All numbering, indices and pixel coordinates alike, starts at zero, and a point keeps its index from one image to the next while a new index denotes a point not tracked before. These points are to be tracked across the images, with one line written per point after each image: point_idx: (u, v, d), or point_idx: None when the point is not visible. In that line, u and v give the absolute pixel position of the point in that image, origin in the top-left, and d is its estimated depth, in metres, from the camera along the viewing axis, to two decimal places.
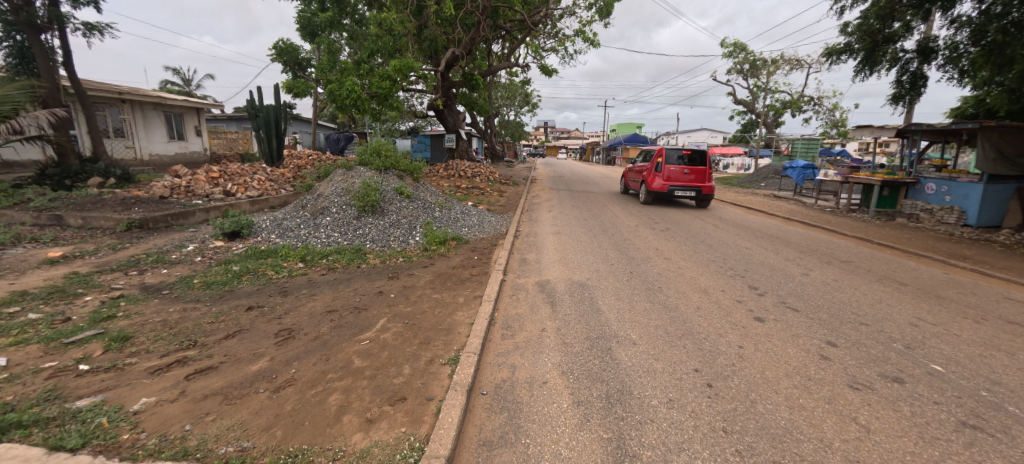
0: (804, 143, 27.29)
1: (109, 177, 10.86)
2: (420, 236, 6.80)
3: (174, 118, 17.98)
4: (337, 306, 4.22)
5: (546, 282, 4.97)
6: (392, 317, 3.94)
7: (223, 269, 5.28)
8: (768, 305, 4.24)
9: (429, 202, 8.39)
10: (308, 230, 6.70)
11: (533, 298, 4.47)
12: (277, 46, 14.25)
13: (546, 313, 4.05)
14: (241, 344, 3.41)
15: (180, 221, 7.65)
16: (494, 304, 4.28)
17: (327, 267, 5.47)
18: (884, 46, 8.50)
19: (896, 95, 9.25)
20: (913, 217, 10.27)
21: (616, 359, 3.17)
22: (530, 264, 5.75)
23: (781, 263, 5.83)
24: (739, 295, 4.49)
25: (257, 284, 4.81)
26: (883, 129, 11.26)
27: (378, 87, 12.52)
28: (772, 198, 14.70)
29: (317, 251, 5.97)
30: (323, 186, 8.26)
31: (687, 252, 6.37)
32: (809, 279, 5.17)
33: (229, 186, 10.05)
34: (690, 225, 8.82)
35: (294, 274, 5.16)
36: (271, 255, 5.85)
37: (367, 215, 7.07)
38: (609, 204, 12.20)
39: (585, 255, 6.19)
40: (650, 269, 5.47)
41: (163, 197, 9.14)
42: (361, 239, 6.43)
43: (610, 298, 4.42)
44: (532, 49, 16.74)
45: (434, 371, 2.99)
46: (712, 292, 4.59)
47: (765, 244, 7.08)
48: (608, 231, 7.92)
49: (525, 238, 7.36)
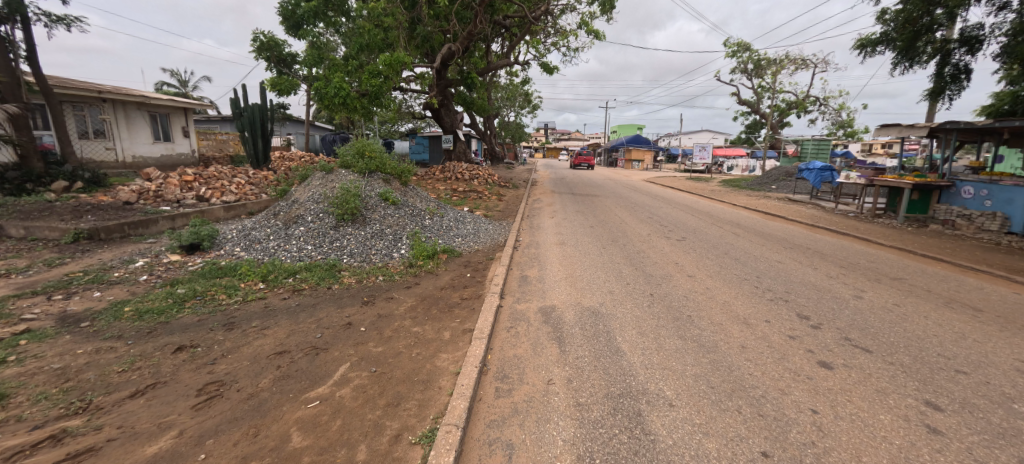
0: (814, 144, 26.44)
1: (76, 181, 10.00)
2: (406, 248, 5.96)
3: (160, 118, 17.13)
4: (291, 344, 3.37)
5: (551, 309, 4.13)
6: (357, 362, 3.09)
7: (165, 292, 4.42)
8: (830, 343, 3.39)
9: (418, 209, 7.55)
10: (278, 242, 5.87)
11: (536, 332, 3.62)
12: (259, 40, 13.38)
13: (553, 356, 3.20)
14: (148, 409, 2.56)
15: (139, 231, 6.83)
16: (489, 341, 3.44)
17: (291, 289, 4.61)
18: (924, 36, 7.64)
19: (936, 89, 8.43)
20: (948, 224, 9.38)
21: (651, 434, 2.31)
22: (531, 284, 4.89)
23: (826, 283, 4.96)
24: (790, 329, 3.64)
25: (201, 314, 3.95)
26: (912, 128, 10.39)
27: (367, 84, 11.67)
28: (788, 202, 13.86)
29: (283, 267, 5.14)
30: (298, 192, 7.42)
31: (712, 268, 5.49)
32: (865, 304, 4.31)
33: (204, 190, 9.23)
34: (707, 232, 8.04)
35: (249, 299, 4.31)
36: (228, 273, 4.99)
37: (346, 225, 6.23)
38: (615, 209, 11.34)
39: (596, 272, 5.32)
40: (673, 291, 4.62)
41: (128, 202, 8.34)
42: (337, 253, 5.61)
43: (631, 334, 3.57)
44: (532, 45, 15.91)
45: (398, 457, 2.14)
46: (754, 323, 3.75)
47: (797, 258, 6.22)
48: (618, 242, 7.06)
49: (525, 250, 6.54)
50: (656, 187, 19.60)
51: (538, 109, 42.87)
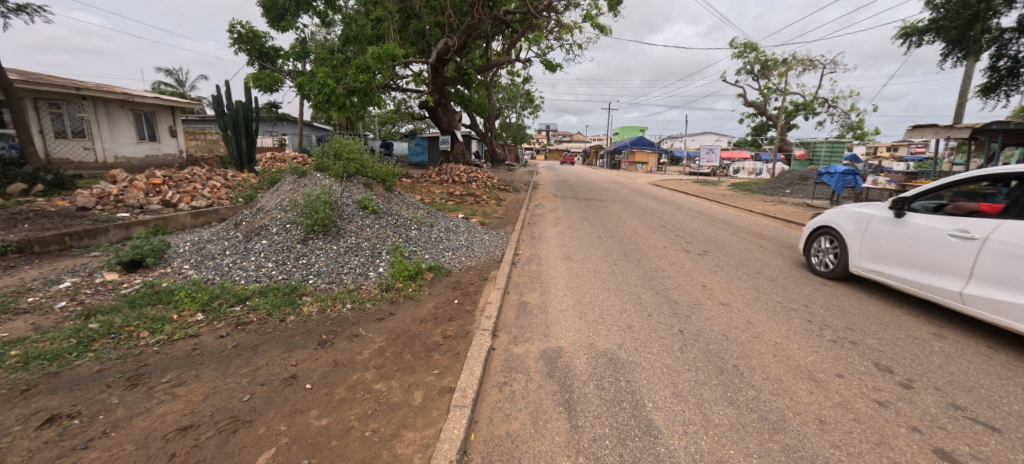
0: (828, 147, 25.27)
1: (36, 183, 9.16)
2: (384, 266, 5.06)
3: (145, 116, 16.27)
4: (203, 414, 2.48)
5: (556, 355, 3.23)
6: (285, 447, 2.19)
7: (73, 327, 3.53)
8: (938, 416, 2.49)
9: (403, 218, 6.64)
10: (234, 258, 5.00)
11: (537, 393, 2.72)
12: (239, 33, 12.49)
13: (561, 436, 2.31)
14: None
15: (84, 243, 5.96)
16: (474, 410, 2.55)
17: (232, 323, 3.70)
18: (981, 23, 6.72)
19: (989, 83, 7.58)
20: None
21: None
22: (531, 316, 3.99)
23: (891, 316, 4.05)
24: (875, 390, 2.75)
25: (105, 362, 3.07)
26: (950, 128, 9.43)
27: (353, 79, 10.76)
28: (808, 208, 12.95)
29: (233, 291, 4.26)
30: (266, 198, 6.55)
31: (748, 294, 4.57)
32: (954, 348, 3.41)
33: (172, 195, 8.38)
34: (730, 245, 7.18)
35: (175, 338, 3.41)
36: (163, 300, 4.11)
37: (316, 238, 5.35)
38: (624, 215, 10.45)
39: (609, 298, 4.41)
40: (708, 327, 3.71)
41: (84, 208, 7.50)
42: (302, 273, 4.73)
43: (664, 397, 2.67)
44: (533, 41, 15.04)
45: None
46: (824, 380, 2.85)
47: (843, 279, 5.30)
48: (632, 257, 6.17)
49: (525, 267, 5.65)
50: (663, 190, 18.69)
51: (539, 109, 42.12)
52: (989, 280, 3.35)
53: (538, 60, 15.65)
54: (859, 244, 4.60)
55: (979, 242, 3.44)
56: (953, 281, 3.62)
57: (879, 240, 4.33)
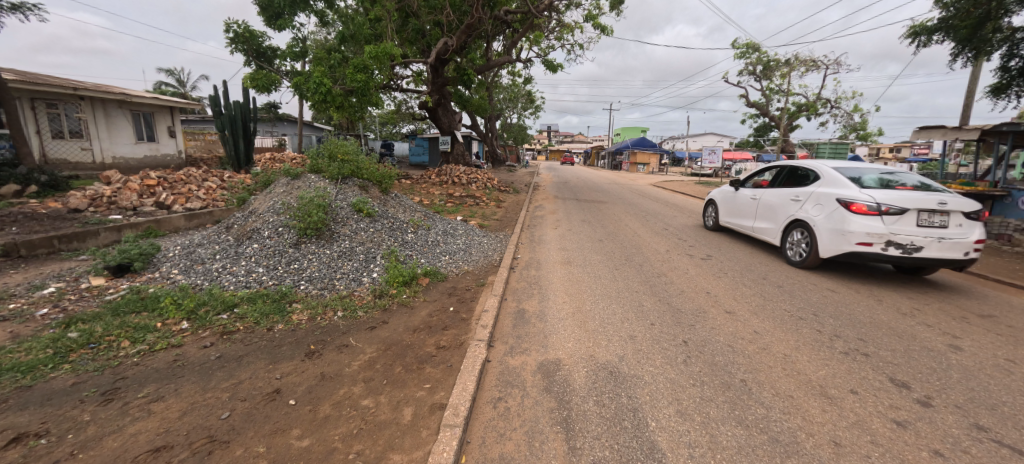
0: (832, 148, 25.05)
1: (30, 184, 9.04)
2: (379, 271, 4.92)
3: (143, 116, 16.16)
4: (178, 433, 2.34)
5: (555, 367, 3.08)
6: None
7: (51, 336, 3.39)
8: (960, 438, 2.33)
9: (399, 221, 6.51)
10: (224, 263, 4.86)
11: (533, 411, 2.56)
12: (236, 32, 12.36)
13: (558, 459, 2.16)
14: None
15: (72, 246, 5.83)
16: (466, 429, 2.40)
17: (218, 332, 3.56)
18: (993, 22, 6.55)
19: (999, 84, 7.40)
20: (1003, 239, 8.25)
21: None
22: (528, 325, 3.84)
23: (904, 326, 3.89)
24: (892, 408, 2.59)
25: (81, 374, 2.93)
26: (959, 129, 9.22)
27: (351, 79, 10.61)
28: None
29: (221, 297, 4.12)
30: (259, 200, 6.42)
31: (754, 301, 4.41)
32: (972, 361, 3.25)
33: (166, 196, 8.25)
34: (734, 248, 7.02)
35: (157, 348, 3.27)
36: (148, 307, 3.97)
37: (308, 242, 5.21)
38: (625, 218, 10.30)
39: (609, 306, 4.26)
40: (713, 337, 3.55)
41: (76, 210, 7.38)
42: (294, 278, 4.59)
43: (667, 415, 2.51)
44: (533, 40, 14.88)
45: None
46: (837, 397, 2.70)
47: (852, 285, 5.14)
48: (633, 261, 6.01)
49: (523, 272, 5.50)
50: (665, 191, 18.55)
51: (540, 110, 42.01)
52: (763, 217, 6.61)
53: (539, 61, 15.55)
54: (725, 208, 7.99)
55: (802, 203, 5.79)
56: (753, 220, 6.98)
57: (730, 204, 7.72)
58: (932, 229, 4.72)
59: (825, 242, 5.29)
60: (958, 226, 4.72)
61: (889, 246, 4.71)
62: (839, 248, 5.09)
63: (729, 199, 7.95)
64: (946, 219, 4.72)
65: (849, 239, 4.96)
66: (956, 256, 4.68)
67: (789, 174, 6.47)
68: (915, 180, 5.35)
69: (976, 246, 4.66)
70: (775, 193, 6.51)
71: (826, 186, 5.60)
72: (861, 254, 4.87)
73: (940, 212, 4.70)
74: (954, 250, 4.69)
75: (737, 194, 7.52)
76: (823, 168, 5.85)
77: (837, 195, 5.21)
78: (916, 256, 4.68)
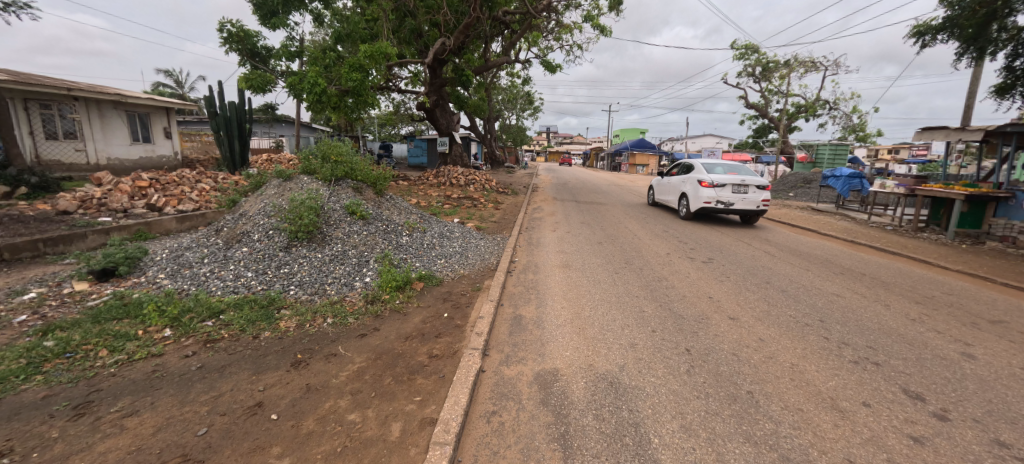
0: (832, 150, 24.95)
1: (19, 185, 8.88)
2: (371, 276, 4.78)
3: (139, 117, 16.01)
4: (151, 452, 2.19)
5: (552, 378, 2.94)
6: None
7: (26, 345, 3.24)
8: (982, 456, 2.19)
9: (394, 223, 6.37)
10: (212, 267, 4.72)
11: (529, 426, 2.42)
12: (229, 31, 12.19)
13: None
14: None
15: (58, 249, 5.69)
16: (458, 446, 2.26)
17: (201, 340, 3.41)
18: (999, 20, 6.43)
19: (1004, 84, 7.29)
20: (1008, 240, 8.20)
21: None
22: (525, 332, 3.69)
23: (914, 333, 3.76)
24: (907, 423, 2.46)
25: (53, 386, 2.78)
26: (962, 130, 9.11)
27: (346, 78, 10.46)
28: (812, 212, 12.66)
29: (207, 303, 3.97)
30: (250, 203, 6.28)
31: (758, 307, 4.28)
32: (987, 371, 3.11)
33: (157, 198, 8.10)
34: (735, 251, 6.89)
35: (136, 357, 3.12)
36: (130, 313, 3.82)
37: (300, 245, 5.07)
38: (624, 219, 10.18)
39: (609, 312, 4.12)
40: (716, 345, 3.41)
41: (65, 212, 7.22)
42: (284, 283, 4.45)
43: (671, 430, 2.37)
44: (532, 40, 14.74)
45: None
46: (849, 410, 2.57)
47: (857, 290, 5.00)
48: (633, 265, 5.88)
49: (521, 276, 5.36)
50: None
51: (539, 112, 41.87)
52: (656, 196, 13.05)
53: (538, 61, 15.46)
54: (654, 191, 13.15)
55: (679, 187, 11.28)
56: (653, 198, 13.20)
57: (658, 188, 12.62)
58: (741, 194, 9.56)
59: (693, 203, 10.25)
60: (755, 193, 9.52)
61: (720, 202, 9.52)
62: (697, 206, 10.16)
63: (660, 184, 12.71)
64: (747, 190, 9.60)
65: (701, 200, 9.91)
66: (754, 207, 9.45)
67: (687, 167, 11.19)
68: (738, 171, 10.44)
69: (760, 203, 9.59)
70: (682, 176, 11.07)
71: (695, 174, 10.59)
72: (711, 206, 9.56)
73: (743, 185, 9.60)
74: (751, 204, 9.53)
75: (659, 180, 12.47)
76: (698, 164, 10.56)
77: (699, 178, 10.05)
78: (733, 207, 9.56)
